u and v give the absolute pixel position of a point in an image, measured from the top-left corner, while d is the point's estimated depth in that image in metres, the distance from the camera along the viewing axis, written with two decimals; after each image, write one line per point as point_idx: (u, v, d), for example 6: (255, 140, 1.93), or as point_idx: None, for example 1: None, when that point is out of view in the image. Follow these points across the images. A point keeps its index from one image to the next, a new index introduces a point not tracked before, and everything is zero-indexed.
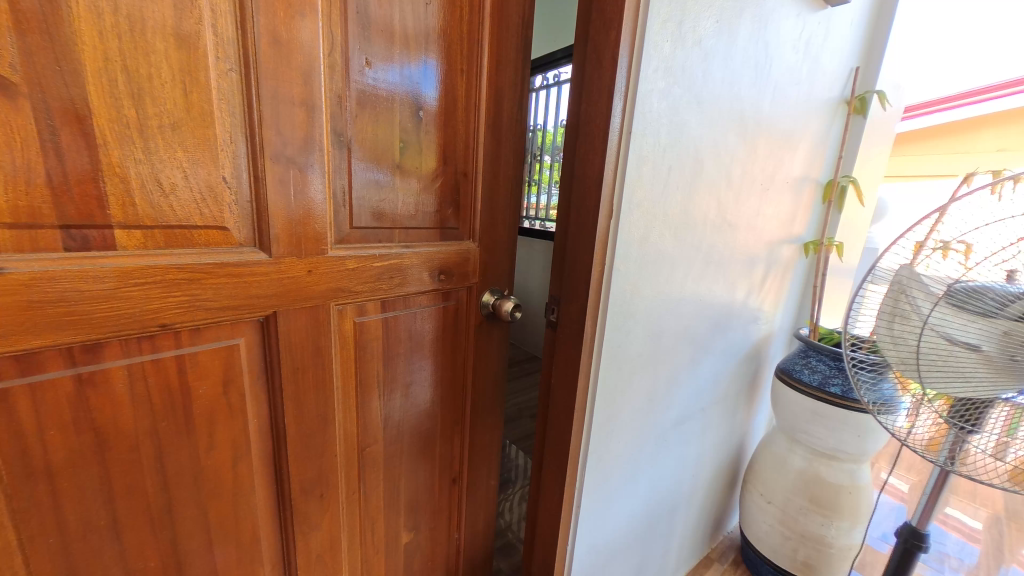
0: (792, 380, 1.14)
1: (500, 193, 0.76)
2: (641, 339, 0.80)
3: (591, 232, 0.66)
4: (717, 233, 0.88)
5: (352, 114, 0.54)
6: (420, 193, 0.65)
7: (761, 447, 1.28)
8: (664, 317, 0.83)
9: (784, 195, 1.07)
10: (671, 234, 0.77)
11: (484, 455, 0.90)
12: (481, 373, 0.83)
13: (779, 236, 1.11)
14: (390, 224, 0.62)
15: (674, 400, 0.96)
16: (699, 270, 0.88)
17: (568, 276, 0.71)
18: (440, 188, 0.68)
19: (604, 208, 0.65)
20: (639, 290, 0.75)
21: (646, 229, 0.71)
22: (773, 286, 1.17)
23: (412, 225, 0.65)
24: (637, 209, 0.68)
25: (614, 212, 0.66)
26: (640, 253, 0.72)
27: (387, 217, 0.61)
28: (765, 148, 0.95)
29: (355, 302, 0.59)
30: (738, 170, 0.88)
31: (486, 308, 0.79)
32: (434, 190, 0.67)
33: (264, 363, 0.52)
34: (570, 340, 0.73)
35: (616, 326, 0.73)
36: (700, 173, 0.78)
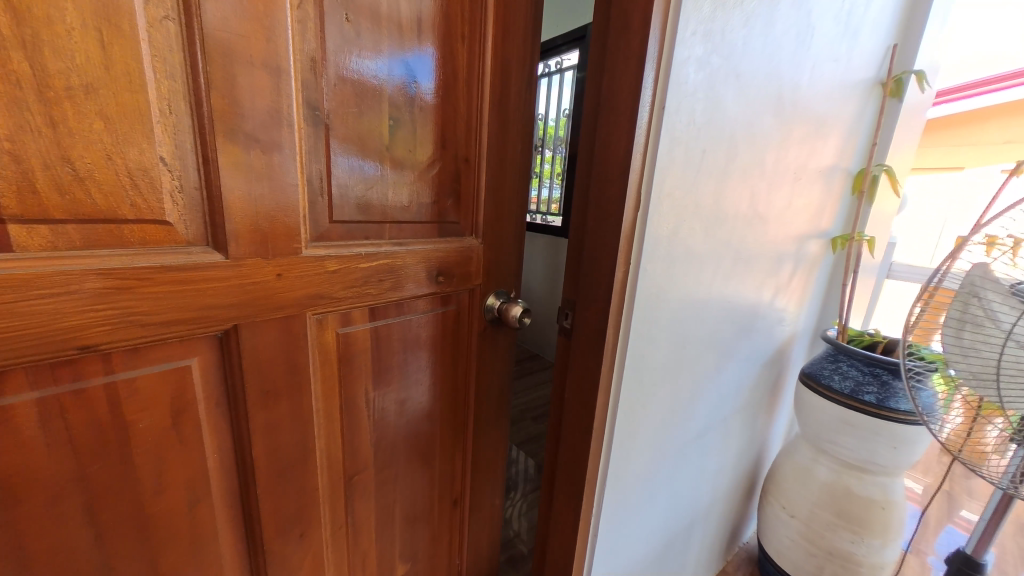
0: (821, 387, 1.05)
1: (507, 181, 0.66)
2: (665, 347, 0.71)
3: (616, 225, 0.57)
4: (747, 228, 0.79)
5: (331, 85, 0.45)
6: (416, 180, 0.56)
7: (783, 456, 1.20)
8: (690, 320, 0.74)
9: (815, 185, 0.98)
10: (702, 228, 0.67)
11: (488, 473, 0.82)
12: (485, 384, 0.74)
13: (808, 230, 1.02)
14: (381, 216, 0.53)
15: (696, 410, 0.87)
16: (729, 268, 0.78)
17: (586, 275, 0.62)
18: (438, 176, 0.58)
19: (632, 198, 0.55)
20: (665, 292, 0.66)
21: (676, 222, 0.62)
22: (799, 284, 1.08)
23: (406, 219, 0.56)
24: (668, 198, 0.59)
25: (643, 200, 0.56)
26: (669, 251, 0.63)
27: (377, 207, 0.52)
28: (799, 134, 0.85)
29: (338, 310, 0.50)
30: (772, 157, 0.78)
31: (490, 312, 0.70)
32: (434, 177, 0.58)
33: (224, 386, 0.42)
34: (587, 350, 0.64)
35: (641, 333, 0.64)
36: (734, 159, 0.68)
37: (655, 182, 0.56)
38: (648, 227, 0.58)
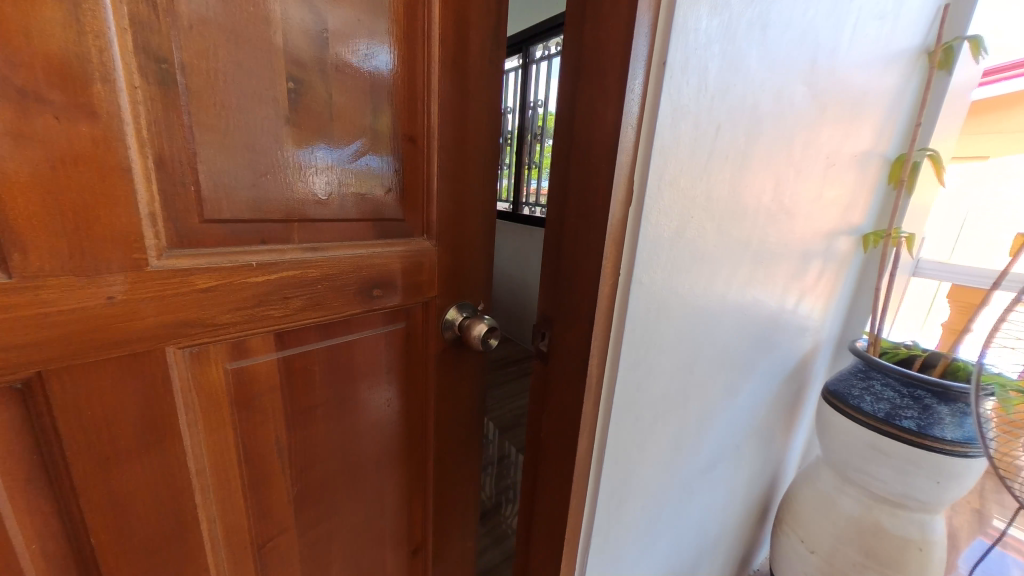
0: (850, 409, 0.91)
1: (468, 168, 0.53)
2: (669, 375, 0.57)
3: (603, 221, 0.43)
4: (770, 225, 0.65)
5: (186, 25, 0.31)
6: (338, 164, 0.42)
7: (801, 481, 1.06)
8: (699, 339, 0.60)
9: (848, 173, 0.83)
10: (715, 226, 0.53)
11: (457, 513, 0.70)
12: (448, 414, 0.62)
13: (839, 225, 0.88)
14: (287, 211, 0.39)
15: (706, 442, 0.74)
16: (747, 272, 0.64)
17: (564, 286, 0.48)
18: (372, 160, 0.45)
19: (624, 186, 0.41)
20: (669, 309, 0.52)
21: (683, 219, 0.48)
22: (826, 288, 0.94)
23: (324, 217, 0.42)
24: (673, 186, 0.45)
25: (638, 188, 0.42)
26: (674, 257, 0.49)
27: (279, 197, 0.39)
28: (836, 110, 0.70)
29: (223, 339, 0.37)
30: (803, 139, 0.64)
31: (450, 330, 0.57)
32: (365, 159, 0.44)
33: (34, 454, 0.30)
34: (565, 382, 0.51)
35: (636, 362, 0.50)
36: (758, 139, 0.54)
37: (654, 162, 0.42)
38: (645, 223, 0.43)
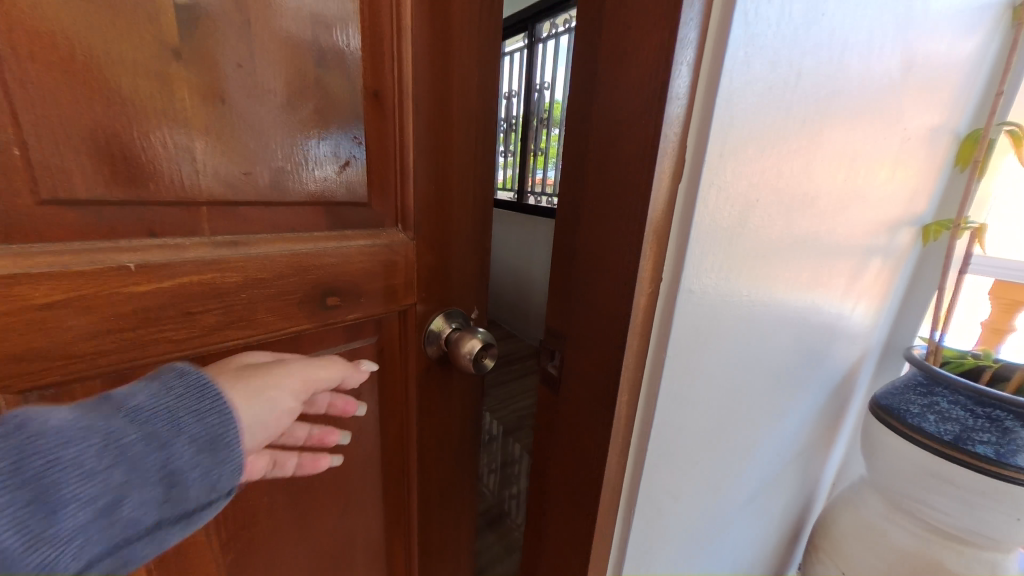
0: (908, 429, 0.78)
1: (454, 137, 0.41)
2: (717, 407, 0.44)
3: (641, 204, 0.30)
4: (838, 213, 0.52)
5: None
6: (267, 127, 0.30)
7: (840, 505, 0.94)
8: (756, 359, 0.47)
9: (920, 152, 0.69)
10: (782, 214, 0.40)
11: (445, 556, 0.59)
12: (432, 446, 0.51)
13: (903, 215, 0.74)
14: (189, 188, 0.28)
15: (749, 476, 0.61)
16: (810, 273, 0.51)
17: (581, 293, 0.36)
18: (318, 120, 0.33)
19: (673, 152, 0.29)
20: (725, 325, 0.39)
21: (748, 205, 0.35)
22: (882, 288, 0.80)
23: (248, 200, 0.31)
24: (740, 157, 0.32)
25: (695, 157, 0.29)
26: (734, 255, 0.36)
27: (172, 167, 0.27)
28: (919, 71, 0.56)
29: (92, 375, 0.26)
30: (884, 105, 0.51)
31: (435, 346, 0.45)
32: (310, 121, 0.32)
33: None
34: (579, 419, 0.39)
35: (681, 397, 0.38)
36: (838, 98, 0.41)
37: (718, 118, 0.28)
38: (702, 208, 0.30)
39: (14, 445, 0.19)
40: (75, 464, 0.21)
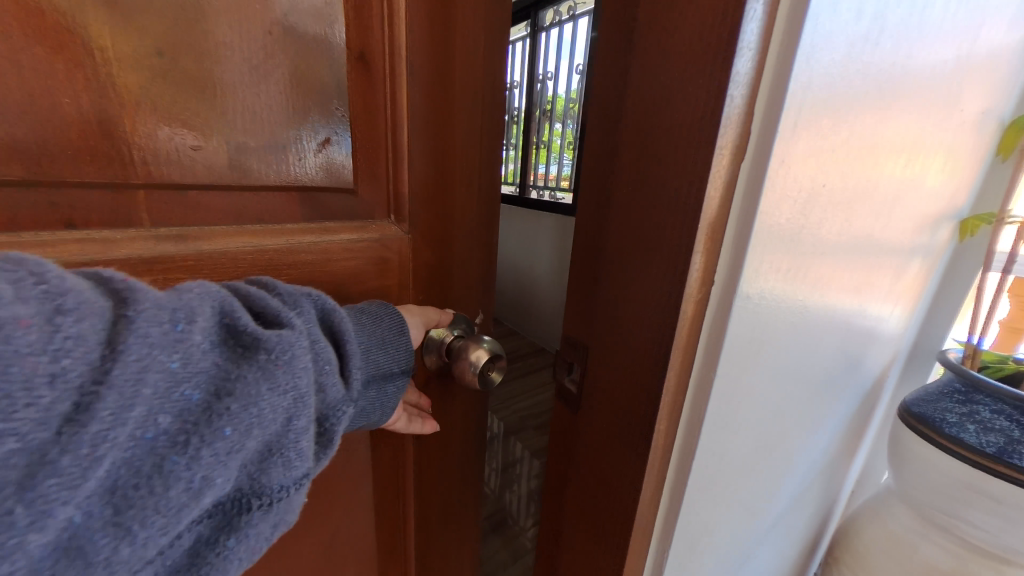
0: (943, 440, 0.72)
1: (457, 117, 0.36)
2: (760, 428, 0.39)
3: (694, 186, 0.24)
4: (892, 205, 0.46)
5: None
6: (231, 91, 0.26)
7: (867, 514, 0.89)
8: (801, 371, 0.41)
9: (970, 139, 0.63)
10: (843, 205, 0.34)
11: None
12: (431, 465, 0.45)
13: (946, 208, 0.68)
14: (145, 160, 0.24)
15: (781, 496, 0.56)
16: (860, 273, 0.45)
17: (609, 296, 0.30)
18: (289, 92, 0.28)
19: (736, 121, 0.23)
20: (777, 335, 0.33)
21: (814, 193, 0.29)
22: (918, 288, 0.74)
23: (199, 183, 0.26)
24: (812, 132, 0.25)
25: (765, 128, 0.23)
26: (795, 253, 0.30)
27: (124, 133, 0.23)
28: (982, 44, 0.50)
29: None
30: (948, 81, 0.44)
31: (435, 356, 0.39)
32: (284, 86, 0.28)
33: None
34: (603, 444, 0.33)
35: (725, 421, 0.32)
36: (908, 69, 0.35)
37: (796, 78, 0.22)
38: (768, 194, 0.24)
39: (309, 298, 0.28)
40: (346, 332, 0.30)
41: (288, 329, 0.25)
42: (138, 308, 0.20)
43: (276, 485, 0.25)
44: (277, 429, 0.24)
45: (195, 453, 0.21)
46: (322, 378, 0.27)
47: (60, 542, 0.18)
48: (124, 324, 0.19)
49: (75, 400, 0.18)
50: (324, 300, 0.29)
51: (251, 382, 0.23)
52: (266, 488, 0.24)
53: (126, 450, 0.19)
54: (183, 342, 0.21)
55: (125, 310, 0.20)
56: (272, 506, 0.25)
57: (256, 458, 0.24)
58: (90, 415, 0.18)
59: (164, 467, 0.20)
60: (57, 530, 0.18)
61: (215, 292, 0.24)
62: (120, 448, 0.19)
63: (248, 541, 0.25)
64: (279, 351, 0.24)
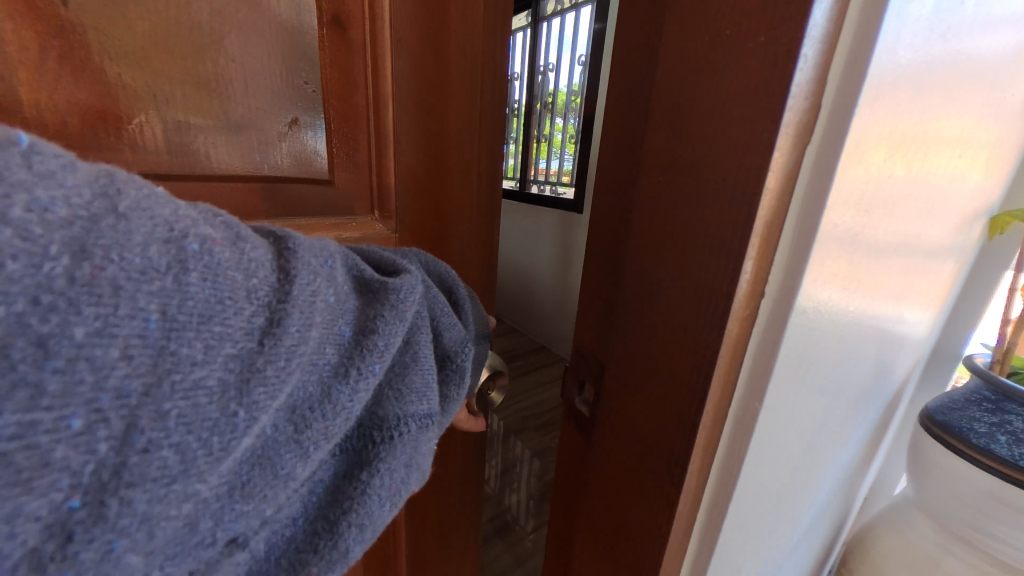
0: (972, 452, 0.58)
1: (448, 112, 0.37)
2: (797, 456, 0.34)
3: (749, 176, 0.19)
4: (938, 203, 0.41)
5: None
6: (210, 54, 0.25)
7: (881, 522, 0.73)
8: (841, 390, 0.37)
9: (1011, 131, 0.58)
10: (900, 205, 0.30)
11: None
12: None
13: (981, 207, 0.63)
14: (113, 122, 0.23)
15: (806, 520, 0.51)
16: (902, 278, 0.41)
17: (631, 312, 0.26)
18: (254, 75, 0.26)
19: (803, 101, 0.18)
20: (824, 356, 0.29)
21: (876, 193, 0.24)
22: (946, 291, 0.70)
23: (155, 172, 0.24)
24: (886, 117, 0.21)
25: (839, 104, 0.18)
26: (850, 262, 0.25)
27: (93, 93, 0.22)
28: None
29: None
30: (1004, 65, 0.39)
31: None
32: (255, 56, 0.26)
33: None
34: (621, 483, 0.29)
35: (766, 457, 0.27)
36: (975, 46, 0.30)
37: (881, 41, 0.18)
38: (838, 192, 0.20)
39: (412, 256, 0.29)
40: (451, 285, 0.30)
41: (413, 275, 0.25)
42: (297, 243, 0.19)
43: (413, 423, 0.22)
44: (413, 358, 0.23)
45: (358, 379, 0.20)
46: (439, 322, 0.26)
47: (250, 455, 0.16)
48: (290, 252, 0.18)
49: (265, 314, 0.16)
50: (424, 258, 0.29)
51: (391, 317, 0.21)
52: (407, 423, 0.22)
53: (302, 372, 0.17)
54: (334, 275, 0.20)
55: (287, 242, 0.19)
56: (407, 438, 0.22)
57: (396, 387, 0.22)
58: (281, 327, 0.16)
59: (330, 394, 0.19)
60: (250, 443, 0.16)
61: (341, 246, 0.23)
62: (303, 368, 0.17)
63: (390, 483, 0.21)
64: (407, 292, 0.22)
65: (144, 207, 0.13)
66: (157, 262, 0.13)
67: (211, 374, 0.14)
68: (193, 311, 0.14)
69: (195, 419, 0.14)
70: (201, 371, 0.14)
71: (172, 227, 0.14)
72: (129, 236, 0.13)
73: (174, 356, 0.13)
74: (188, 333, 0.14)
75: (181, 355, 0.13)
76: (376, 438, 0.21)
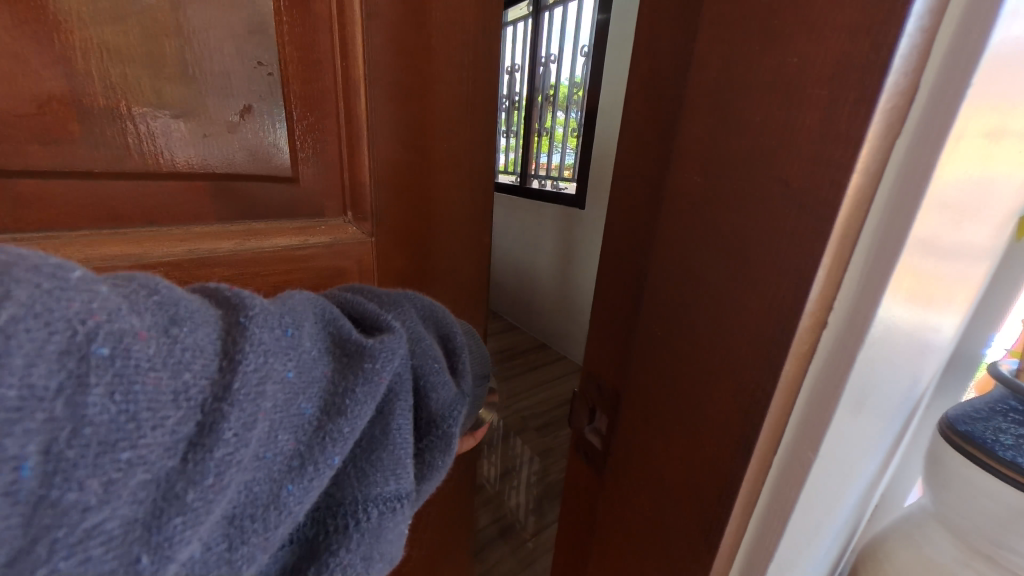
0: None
1: (431, 92, 0.32)
2: (846, 496, 0.30)
3: (816, 193, 0.15)
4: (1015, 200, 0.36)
5: None
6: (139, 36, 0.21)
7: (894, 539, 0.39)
8: (896, 418, 0.32)
9: None
10: (989, 204, 0.25)
11: None
12: None
13: None
14: (46, 118, 0.20)
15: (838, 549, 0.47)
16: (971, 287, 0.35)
17: (656, 339, 0.22)
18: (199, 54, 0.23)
19: (897, 90, 0.14)
20: (886, 387, 0.24)
21: (967, 195, 0.20)
22: None
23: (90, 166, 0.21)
24: (991, 106, 0.16)
25: (943, 103, 0.14)
26: (931, 278, 0.21)
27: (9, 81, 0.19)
28: None
29: None
30: None
31: None
32: (197, 39, 0.22)
33: None
34: (641, 532, 0.25)
35: (817, 508, 0.23)
36: None
37: (1004, 23, 0.14)
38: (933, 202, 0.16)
39: (405, 298, 0.24)
40: (450, 331, 0.25)
41: (397, 332, 0.20)
42: (252, 312, 0.15)
43: (377, 509, 0.17)
44: (386, 433, 0.18)
45: (314, 475, 0.16)
46: (426, 380, 0.21)
47: None
48: (241, 330, 0.15)
49: (194, 420, 0.13)
50: (422, 304, 0.25)
51: (362, 393, 0.17)
52: (369, 509, 0.17)
53: (243, 476, 0.14)
54: (298, 347, 0.16)
55: (240, 316, 0.15)
56: (365, 532, 0.17)
57: (361, 465, 0.18)
58: (213, 436, 0.13)
59: (277, 497, 0.15)
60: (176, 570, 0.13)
61: (317, 300, 0.19)
62: (244, 472, 0.14)
63: None
64: (384, 361, 0.18)
65: (35, 313, 0.11)
66: (45, 385, 0.11)
67: (111, 516, 0.11)
68: (88, 441, 0.11)
69: (90, 569, 0.11)
70: (100, 513, 0.11)
71: (71, 336, 0.11)
72: (11, 360, 0.10)
73: (54, 506, 0.11)
74: (79, 472, 0.11)
75: (67, 502, 0.11)
76: (331, 529, 0.17)
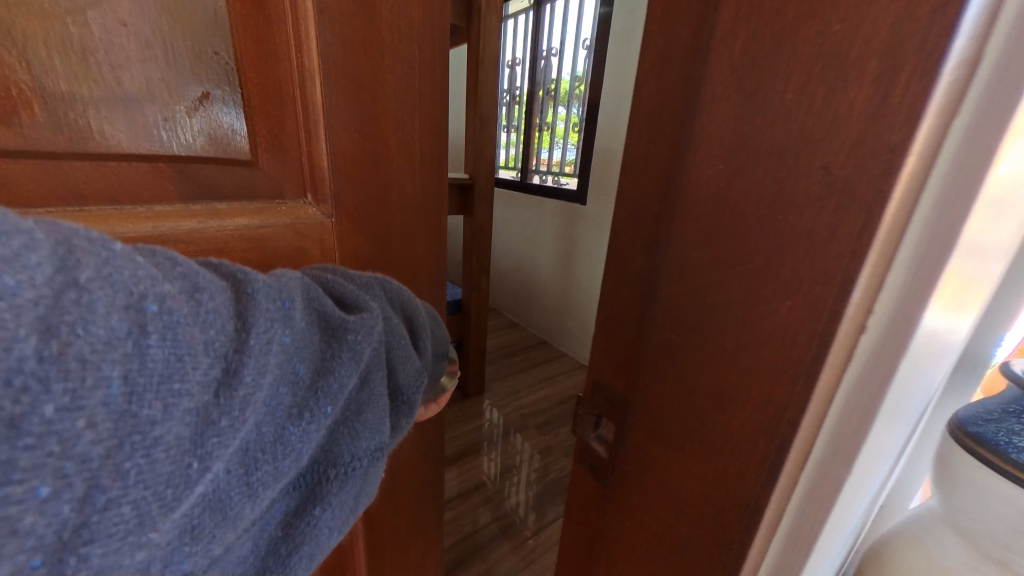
0: None
1: (385, 62, 0.30)
2: (867, 506, 0.28)
3: (851, 192, 0.14)
4: None
5: None
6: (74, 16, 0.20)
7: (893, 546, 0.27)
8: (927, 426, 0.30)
9: None
10: None
11: None
12: None
13: None
14: None
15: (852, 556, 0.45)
16: None
17: (667, 344, 0.21)
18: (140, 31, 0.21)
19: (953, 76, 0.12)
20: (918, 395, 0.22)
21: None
22: None
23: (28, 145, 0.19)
24: None
25: (1014, 73, 0.12)
26: (975, 277, 0.19)
27: None
28: None
29: None
30: None
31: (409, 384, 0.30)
32: (142, 16, 0.21)
33: None
34: (649, 547, 0.23)
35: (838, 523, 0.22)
36: None
37: None
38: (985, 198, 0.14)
39: (374, 279, 0.25)
40: (414, 309, 0.26)
41: (375, 310, 0.22)
42: (256, 284, 0.17)
43: (365, 457, 0.21)
44: (370, 395, 0.21)
45: (313, 422, 0.18)
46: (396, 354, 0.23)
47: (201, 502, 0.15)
48: (248, 299, 0.16)
49: (221, 367, 0.15)
50: (391, 288, 0.26)
51: (352, 358, 0.20)
52: (357, 457, 0.21)
53: (258, 417, 0.16)
54: (292, 317, 0.18)
55: (244, 287, 0.17)
56: (355, 474, 0.21)
57: (350, 424, 0.20)
58: (237, 378, 0.15)
59: (282, 438, 0.17)
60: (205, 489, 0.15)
61: (303, 277, 0.21)
62: (257, 414, 0.16)
63: (339, 513, 0.21)
64: (365, 334, 0.20)
65: (104, 272, 0.12)
66: (117, 329, 0.12)
67: (172, 431, 0.13)
68: (153, 373, 0.13)
69: (153, 478, 0.13)
70: (160, 430, 0.13)
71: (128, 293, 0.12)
72: (94, 309, 0.12)
73: (134, 418, 0.12)
74: (150, 396, 0.13)
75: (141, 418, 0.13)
76: (327, 473, 0.20)
